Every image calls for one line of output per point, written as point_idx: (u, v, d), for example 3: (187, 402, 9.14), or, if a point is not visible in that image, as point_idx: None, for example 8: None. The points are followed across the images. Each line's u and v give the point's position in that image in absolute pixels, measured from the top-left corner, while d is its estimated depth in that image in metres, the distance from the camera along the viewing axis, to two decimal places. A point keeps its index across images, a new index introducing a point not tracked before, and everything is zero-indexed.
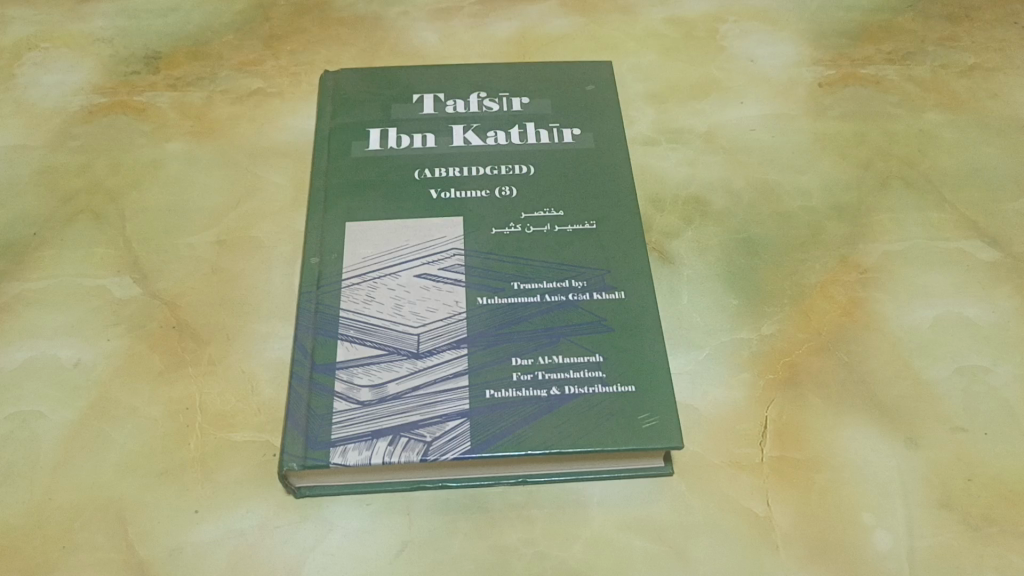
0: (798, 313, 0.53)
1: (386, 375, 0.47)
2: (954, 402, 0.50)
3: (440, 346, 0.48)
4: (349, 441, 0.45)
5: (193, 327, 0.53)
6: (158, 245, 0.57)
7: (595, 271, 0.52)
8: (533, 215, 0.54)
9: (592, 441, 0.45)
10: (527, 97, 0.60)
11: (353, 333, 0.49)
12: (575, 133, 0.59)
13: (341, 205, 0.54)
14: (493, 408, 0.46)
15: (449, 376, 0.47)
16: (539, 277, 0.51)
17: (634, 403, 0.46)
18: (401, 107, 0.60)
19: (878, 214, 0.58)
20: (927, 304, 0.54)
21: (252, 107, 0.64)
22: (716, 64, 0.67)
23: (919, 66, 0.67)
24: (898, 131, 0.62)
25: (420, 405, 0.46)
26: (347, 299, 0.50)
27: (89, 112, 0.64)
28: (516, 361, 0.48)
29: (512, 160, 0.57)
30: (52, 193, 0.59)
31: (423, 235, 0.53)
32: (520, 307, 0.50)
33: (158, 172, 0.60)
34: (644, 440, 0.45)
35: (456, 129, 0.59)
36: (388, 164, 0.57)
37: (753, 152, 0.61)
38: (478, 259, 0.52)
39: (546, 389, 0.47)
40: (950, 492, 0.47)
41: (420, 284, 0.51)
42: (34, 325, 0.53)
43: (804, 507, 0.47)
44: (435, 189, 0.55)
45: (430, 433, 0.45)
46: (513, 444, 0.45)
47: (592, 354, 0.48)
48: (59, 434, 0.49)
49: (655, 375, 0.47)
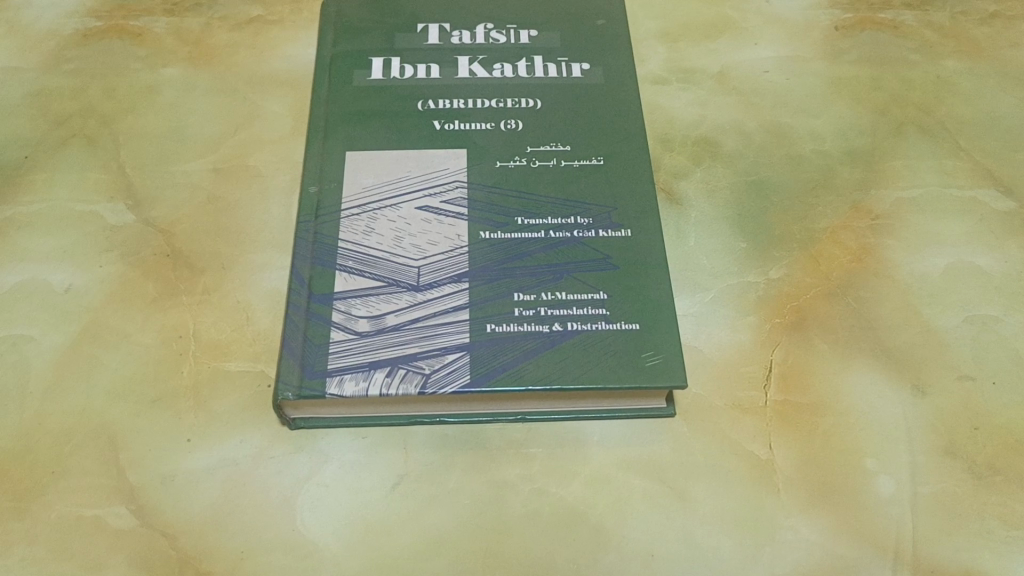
0: (806, 257, 0.52)
1: (385, 307, 0.46)
2: (963, 351, 0.49)
3: (440, 279, 0.47)
4: (346, 371, 0.44)
5: (188, 255, 0.52)
6: (154, 172, 0.55)
7: (601, 209, 0.50)
8: (539, 150, 0.53)
9: (594, 378, 0.44)
10: (536, 30, 0.59)
11: (352, 264, 0.47)
12: (584, 68, 0.57)
13: (341, 134, 0.53)
14: (493, 342, 0.45)
15: (449, 310, 0.46)
16: (544, 213, 0.50)
17: (638, 341, 0.45)
18: (405, 36, 0.58)
19: (892, 160, 0.57)
20: (938, 252, 0.53)
21: (252, 35, 0.62)
22: (730, 4, 0.65)
23: (939, 11, 0.65)
24: (916, 77, 0.61)
25: (419, 337, 0.45)
26: (347, 229, 0.49)
27: (83, 36, 0.62)
28: (518, 296, 0.47)
29: (519, 93, 0.55)
30: (45, 117, 0.58)
31: (425, 167, 0.52)
32: (524, 242, 0.49)
33: (154, 98, 0.59)
34: (647, 378, 0.44)
35: (461, 61, 0.57)
36: (391, 94, 0.55)
37: (765, 95, 0.60)
38: (482, 192, 0.51)
39: (548, 325, 0.46)
40: (956, 440, 0.46)
41: (421, 217, 0.49)
42: (26, 249, 0.52)
43: (808, 450, 0.46)
44: (439, 121, 0.54)
45: (429, 365, 0.44)
46: (514, 378, 0.44)
47: (596, 291, 0.47)
48: (49, 358, 0.48)
49: (661, 315, 0.46)
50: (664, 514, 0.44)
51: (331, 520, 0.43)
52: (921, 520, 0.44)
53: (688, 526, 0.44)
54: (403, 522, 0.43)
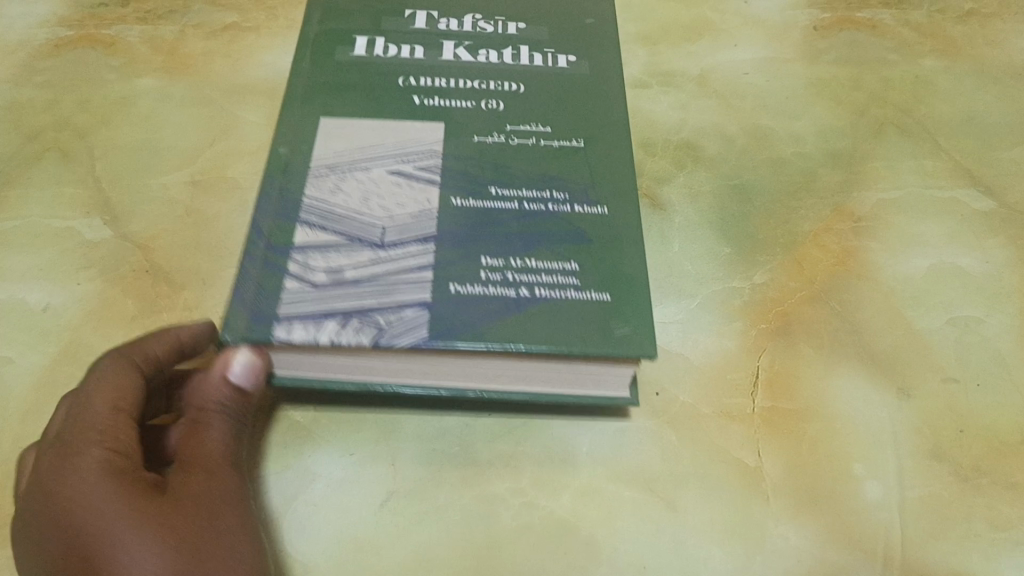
0: (790, 262, 0.52)
1: (345, 262, 0.44)
2: (947, 352, 0.49)
3: (405, 239, 0.45)
4: (296, 319, 0.41)
5: (167, 270, 0.51)
6: (130, 185, 0.54)
7: (578, 185, 0.49)
8: (519, 128, 0.52)
9: (559, 339, 0.41)
10: (524, 23, 0.58)
11: (315, 219, 0.46)
12: (571, 60, 0.57)
13: (318, 99, 0.52)
14: (457, 301, 0.43)
15: (414, 269, 0.44)
16: (518, 184, 0.49)
17: (609, 310, 0.43)
18: (392, 20, 0.58)
19: (873, 162, 0.57)
20: (920, 254, 0.53)
21: (228, 43, 0.61)
22: (708, 6, 0.65)
23: (916, 11, 0.65)
24: (895, 77, 0.61)
25: (377, 292, 0.43)
26: (313, 186, 0.47)
27: (55, 46, 0.61)
28: (486, 261, 0.45)
29: (503, 78, 0.55)
30: (18, 131, 0.57)
31: (400, 135, 0.50)
32: (495, 211, 0.47)
33: (129, 109, 0.58)
34: (615, 344, 0.41)
35: (447, 45, 0.56)
36: (373, 70, 0.54)
37: (746, 97, 0.60)
38: (454, 161, 0.50)
39: (515, 289, 0.44)
40: (942, 442, 0.47)
41: (390, 180, 0.48)
42: (1, 267, 0.51)
43: (795, 457, 0.46)
44: (418, 97, 0.53)
45: (384, 320, 0.42)
46: (475, 336, 0.41)
47: (567, 262, 0.45)
48: (28, 380, 0.47)
49: (636, 285, 0.44)
50: (655, 524, 0.44)
51: (319, 538, 0.43)
52: (909, 524, 0.44)
53: (679, 535, 0.43)
54: (393, 539, 0.43)
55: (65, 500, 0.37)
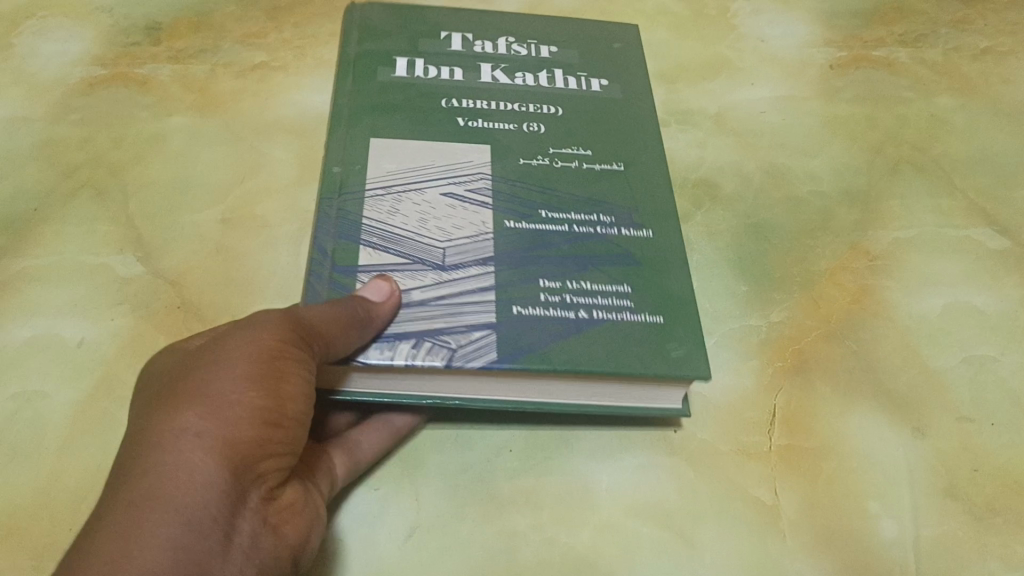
0: (807, 300, 0.53)
1: (410, 283, 0.46)
2: (961, 391, 0.50)
3: (466, 260, 0.47)
4: (371, 340, 0.43)
5: (198, 306, 0.52)
6: (162, 222, 0.56)
7: (623, 209, 0.51)
8: (561, 151, 0.54)
9: (622, 361, 0.43)
10: (555, 46, 0.60)
11: (377, 241, 0.47)
12: (604, 83, 0.59)
13: (365, 121, 0.54)
14: (520, 323, 0.45)
15: (475, 291, 0.46)
16: (567, 209, 0.51)
17: (662, 332, 0.45)
18: (429, 42, 0.60)
19: (889, 200, 0.58)
20: (935, 293, 0.54)
21: (256, 82, 0.63)
22: (726, 44, 0.66)
23: (931, 48, 0.66)
24: (910, 115, 0.62)
25: (445, 314, 0.45)
26: (371, 208, 0.49)
27: (89, 84, 0.63)
28: (544, 283, 0.47)
29: (541, 100, 0.57)
30: (53, 168, 0.58)
31: (449, 157, 0.52)
32: (548, 233, 0.49)
33: (161, 146, 0.59)
34: (671, 365, 0.44)
35: (484, 68, 0.58)
36: (416, 91, 0.56)
37: (763, 135, 0.61)
38: (506, 185, 0.51)
39: (574, 311, 0.46)
40: (956, 482, 0.47)
41: (445, 202, 0.50)
42: (37, 303, 0.53)
43: (812, 495, 0.47)
44: (463, 118, 0.55)
45: (455, 340, 0.43)
46: (541, 356, 0.43)
47: (620, 283, 0.47)
48: (63, 414, 0.48)
49: (684, 309, 0.47)
50: (673, 561, 0.44)
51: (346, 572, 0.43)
52: (925, 562, 0.45)
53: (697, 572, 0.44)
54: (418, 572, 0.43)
55: (178, 377, 0.39)
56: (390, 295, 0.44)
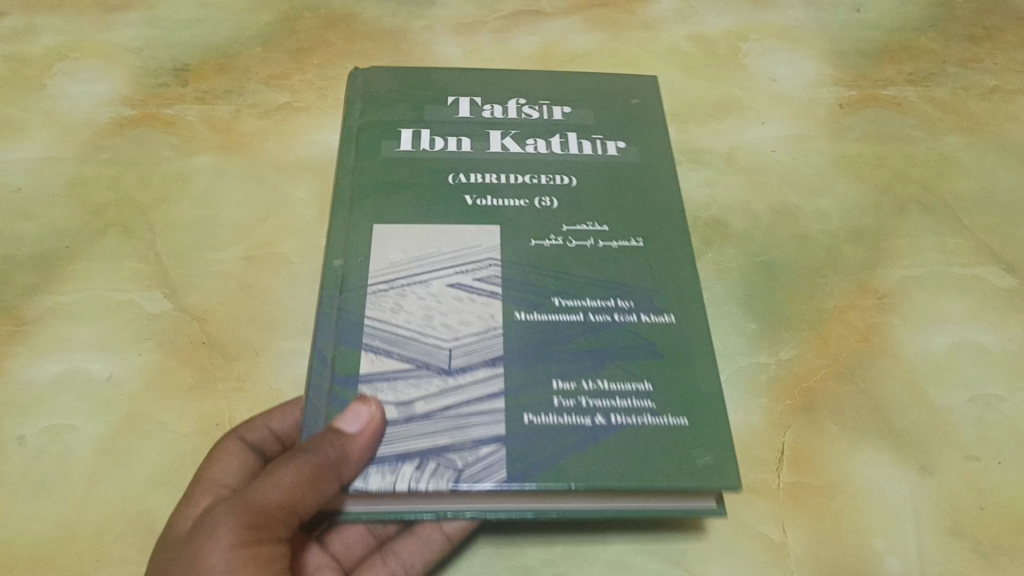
0: (815, 338, 0.54)
1: (414, 393, 0.45)
2: (967, 430, 0.51)
3: (472, 363, 0.46)
4: (372, 465, 0.42)
5: (222, 343, 0.54)
6: (188, 260, 0.58)
7: (642, 291, 0.50)
8: (574, 229, 0.53)
9: (643, 476, 0.42)
10: (569, 107, 0.60)
11: (379, 343, 0.46)
12: (620, 146, 0.58)
13: (369, 205, 0.53)
14: (532, 435, 0.43)
15: (483, 397, 0.45)
16: (582, 294, 0.50)
17: (686, 438, 0.44)
18: (435, 108, 0.59)
19: (896, 239, 0.59)
20: (942, 331, 0.55)
21: (279, 122, 0.65)
22: (736, 83, 0.67)
23: (940, 87, 0.67)
24: (918, 153, 0.63)
25: (451, 427, 0.43)
26: (373, 306, 0.48)
27: (118, 124, 0.65)
28: (557, 384, 0.45)
29: (553, 171, 0.56)
30: (83, 207, 0.61)
31: (456, 241, 0.51)
32: (563, 325, 0.48)
33: (186, 185, 0.62)
34: (694, 479, 0.42)
35: (493, 135, 0.57)
36: (421, 166, 0.55)
37: (772, 174, 0.62)
38: (517, 271, 0.50)
39: (590, 417, 0.44)
40: (962, 520, 0.48)
41: (452, 294, 0.49)
42: (66, 339, 0.54)
43: (820, 532, 0.47)
44: (471, 196, 0.54)
45: (461, 460, 0.42)
46: (556, 474, 0.42)
47: (639, 380, 0.46)
48: (91, 448, 0.50)
49: (709, 408, 0.45)
50: None
51: None
52: None
53: None
54: None
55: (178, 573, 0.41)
56: (368, 422, 0.42)
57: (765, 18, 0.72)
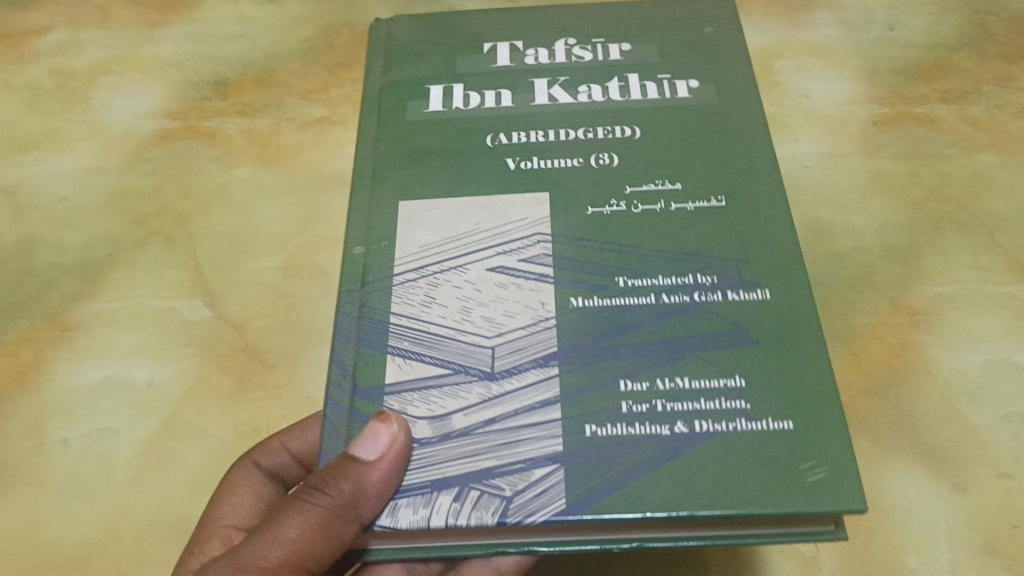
0: (849, 354, 0.54)
1: (450, 404, 0.37)
2: (1002, 448, 0.51)
3: (522, 363, 0.37)
4: (403, 496, 0.34)
5: (261, 350, 0.55)
6: (227, 269, 0.59)
7: (729, 261, 0.40)
8: (640, 190, 0.43)
9: (738, 500, 0.33)
10: (628, 43, 0.49)
11: (408, 345, 0.38)
12: (693, 86, 0.47)
13: (393, 178, 0.44)
14: (595, 451, 0.35)
15: (534, 407, 0.36)
16: (653, 271, 0.40)
17: (793, 446, 0.35)
18: (469, 59, 0.49)
19: (930, 257, 0.59)
20: (976, 349, 0.55)
21: (317, 135, 0.66)
22: (770, 100, 0.68)
23: (974, 105, 0.67)
24: (952, 171, 0.63)
25: (497, 445, 0.35)
26: (401, 300, 0.40)
27: (161, 136, 0.67)
28: (625, 385, 0.37)
29: (613, 121, 0.46)
30: (126, 216, 0.62)
31: (497, 217, 0.42)
32: (629, 310, 0.39)
33: (226, 197, 0.63)
34: (809, 501, 0.33)
35: (539, 85, 0.48)
36: (454, 128, 0.46)
37: (805, 191, 0.62)
38: (571, 247, 0.41)
39: (669, 425, 0.35)
40: (996, 538, 0.48)
41: (493, 280, 0.40)
42: (109, 345, 0.56)
43: (851, 548, 0.48)
44: (513, 158, 0.45)
45: (510, 485, 0.34)
46: (630, 500, 0.34)
47: (732, 376, 0.36)
48: (132, 452, 0.51)
49: (820, 405, 0.36)
50: None
51: None
52: None
53: None
54: None
55: None
56: (390, 443, 0.35)
57: (800, 35, 0.72)
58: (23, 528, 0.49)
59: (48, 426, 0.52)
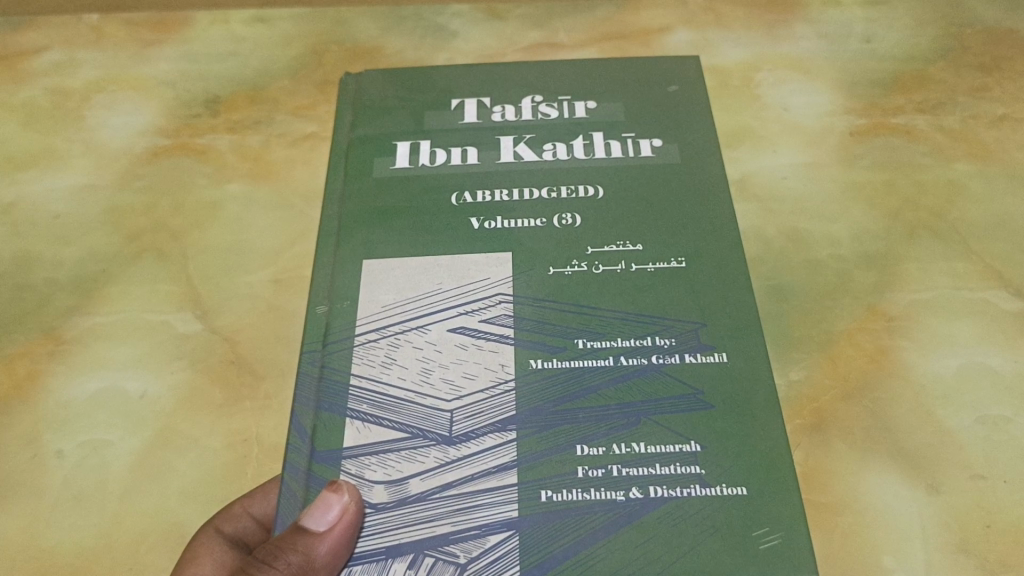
0: (825, 360, 0.56)
1: (409, 469, 0.43)
2: (974, 449, 0.52)
3: (478, 427, 0.45)
4: (359, 561, 0.41)
5: (251, 362, 0.56)
6: (219, 283, 0.60)
7: (686, 325, 0.47)
8: (601, 250, 0.51)
9: (689, 565, 0.40)
10: (592, 103, 0.58)
11: (369, 408, 0.45)
12: (656, 144, 0.55)
13: (358, 237, 0.51)
14: (552, 516, 0.42)
15: (491, 472, 0.43)
16: (613, 333, 0.47)
17: (746, 512, 0.42)
18: (435, 115, 0.58)
19: (906, 264, 0.60)
20: (951, 353, 0.56)
21: (307, 151, 0.67)
22: (750, 112, 0.69)
23: (949, 116, 0.68)
24: (928, 181, 0.64)
25: (453, 512, 0.42)
26: (364, 360, 0.47)
27: (153, 153, 0.68)
28: (582, 450, 0.44)
29: (577, 180, 0.54)
30: (120, 232, 0.63)
31: (458, 276, 0.50)
32: (588, 374, 0.46)
33: (218, 212, 0.64)
34: (760, 567, 0.40)
35: (505, 143, 0.56)
36: (420, 185, 0.54)
37: (784, 201, 0.64)
38: (532, 307, 0.48)
39: (624, 491, 0.42)
40: (968, 536, 0.49)
41: (454, 342, 0.47)
42: (102, 358, 0.57)
43: (828, 548, 0.49)
44: (477, 218, 0.52)
45: (464, 552, 0.41)
46: (581, 565, 0.41)
47: (686, 442, 0.44)
48: (126, 462, 0.53)
49: (769, 474, 0.42)
50: None
51: None
52: None
53: None
54: None
55: None
56: (342, 513, 0.41)
57: (778, 48, 0.74)
58: (19, 538, 0.50)
59: (44, 438, 0.54)
